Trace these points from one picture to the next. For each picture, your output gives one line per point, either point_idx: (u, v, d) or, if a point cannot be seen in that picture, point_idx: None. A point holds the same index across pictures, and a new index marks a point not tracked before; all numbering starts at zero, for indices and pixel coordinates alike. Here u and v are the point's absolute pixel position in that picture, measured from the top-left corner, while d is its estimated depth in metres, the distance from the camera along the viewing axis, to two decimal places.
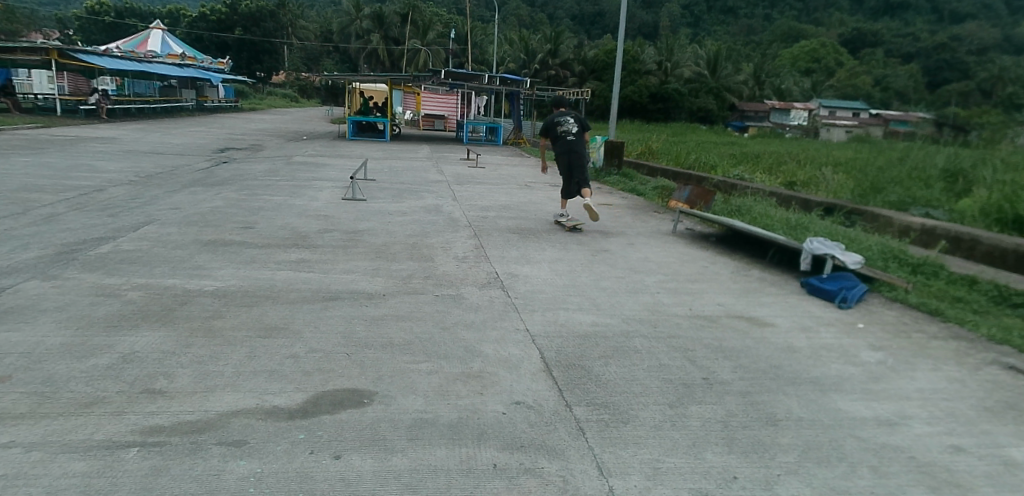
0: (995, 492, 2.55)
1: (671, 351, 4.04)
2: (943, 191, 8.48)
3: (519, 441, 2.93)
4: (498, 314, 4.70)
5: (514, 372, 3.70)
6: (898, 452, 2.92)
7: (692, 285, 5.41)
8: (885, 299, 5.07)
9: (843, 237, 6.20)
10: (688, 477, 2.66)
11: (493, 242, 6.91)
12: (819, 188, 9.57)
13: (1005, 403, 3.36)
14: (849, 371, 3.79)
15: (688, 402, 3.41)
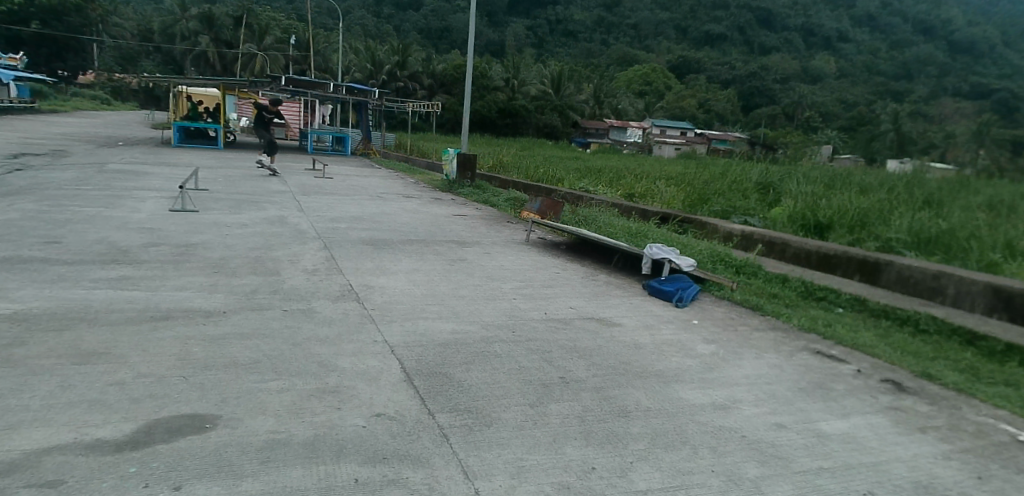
0: (809, 462, 3.01)
1: (530, 353, 4.20)
2: (758, 201, 9.72)
3: (382, 453, 2.88)
4: (353, 326, 4.57)
5: (372, 384, 3.63)
6: (732, 432, 3.31)
7: (546, 291, 5.69)
8: (715, 297, 5.71)
9: (677, 243, 6.91)
10: (550, 472, 2.80)
11: (345, 254, 6.74)
12: (654, 199, 10.54)
13: (814, 383, 3.90)
14: (688, 362, 4.20)
15: (547, 401, 3.57)
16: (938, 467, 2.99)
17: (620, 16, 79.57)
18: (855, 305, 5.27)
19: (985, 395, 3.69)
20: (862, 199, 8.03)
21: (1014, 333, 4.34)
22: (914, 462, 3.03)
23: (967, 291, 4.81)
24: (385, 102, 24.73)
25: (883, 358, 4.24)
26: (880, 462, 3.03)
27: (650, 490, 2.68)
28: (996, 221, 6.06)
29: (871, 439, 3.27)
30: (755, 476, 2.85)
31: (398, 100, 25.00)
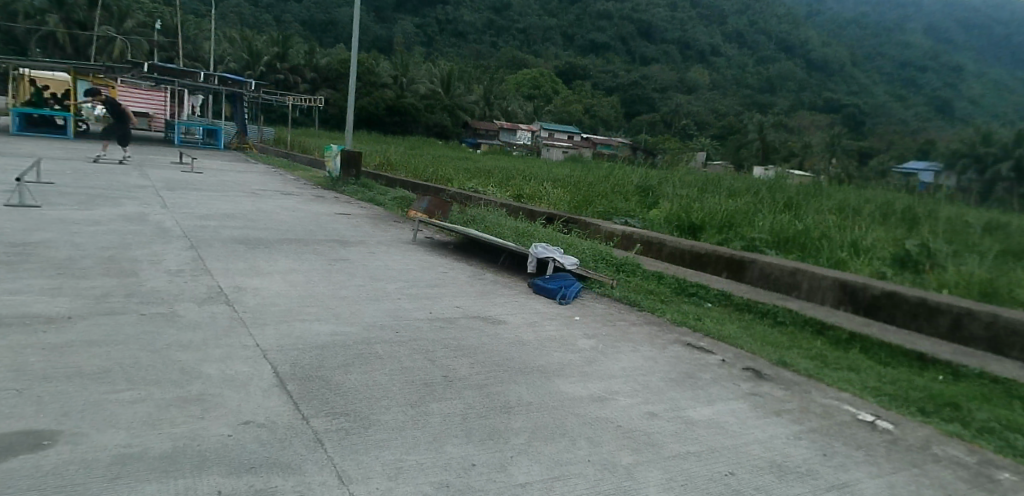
0: (677, 447, 3.21)
1: (413, 353, 4.17)
2: (638, 204, 10.22)
3: (249, 463, 2.73)
4: (222, 330, 4.33)
5: (242, 391, 3.45)
6: (608, 422, 3.45)
7: (431, 290, 5.69)
8: (596, 294, 5.92)
9: (562, 243, 7.14)
10: (429, 471, 2.79)
11: (215, 253, 6.37)
12: (542, 199, 10.87)
13: (683, 373, 4.02)
14: (570, 357, 4.29)
15: (429, 400, 3.55)
16: (790, 447, 3.24)
17: (507, 19, 79.42)
18: (723, 300, 5.56)
19: (830, 378, 3.90)
20: (731, 202, 8.57)
21: (856, 323, 4.73)
22: (770, 443, 3.27)
23: (819, 287, 5.20)
24: (262, 95, 23.70)
25: (744, 349, 4.44)
26: (740, 444, 3.26)
27: (527, 484, 2.75)
28: (843, 221, 6.61)
29: (733, 423, 3.47)
30: (628, 463, 3.01)
31: (278, 94, 24.13)
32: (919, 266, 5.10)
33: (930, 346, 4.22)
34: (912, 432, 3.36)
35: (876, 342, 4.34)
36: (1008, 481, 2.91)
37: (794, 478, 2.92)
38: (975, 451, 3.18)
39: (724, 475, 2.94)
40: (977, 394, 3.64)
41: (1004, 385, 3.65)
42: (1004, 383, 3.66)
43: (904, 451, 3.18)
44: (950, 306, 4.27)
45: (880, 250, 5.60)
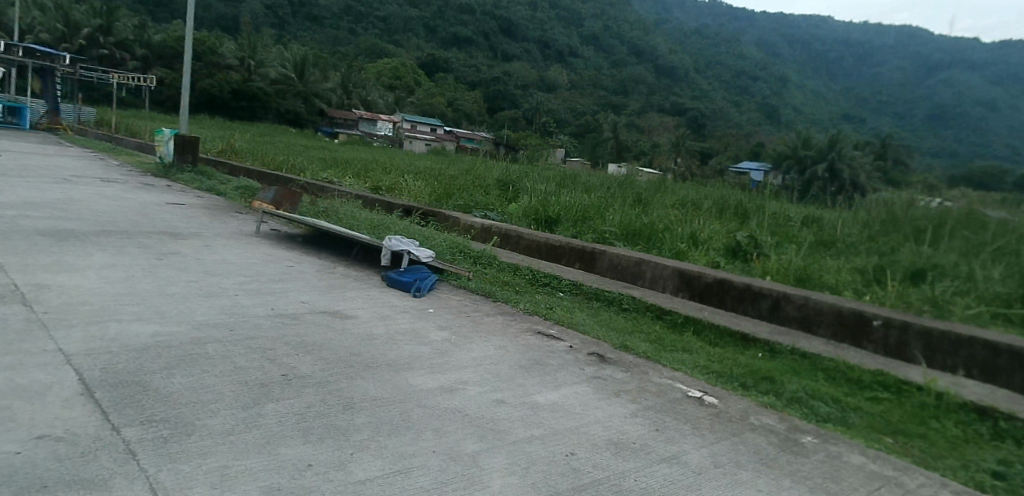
0: (521, 431, 3.28)
1: (250, 352, 3.92)
2: (497, 197, 9.76)
3: (41, 482, 2.31)
4: (16, 333, 3.79)
5: (37, 401, 3.03)
6: (455, 412, 3.42)
7: (275, 285, 5.39)
8: (452, 286, 5.77)
9: (420, 235, 6.98)
10: (259, 476, 2.58)
11: (11, 247, 5.58)
12: (402, 191, 10.74)
13: (533, 360, 4.00)
14: (420, 350, 4.09)
15: (264, 401, 3.33)
16: (628, 424, 3.41)
17: (366, 5, 74.55)
18: (573, 289, 5.59)
19: (666, 360, 4.09)
20: (588, 193, 8.48)
21: (690, 308, 4.96)
22: (610, 422, 3.42)
23: (661, 274, 5.41)
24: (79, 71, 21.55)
25: (589, 333, 4.49)
26: (582, 425, 3.38)
27: (368, 480, 2.65)
28: (686, 214, 6.98)
29: (578, 406, 3.56)
30: (471, 451, 3.03)
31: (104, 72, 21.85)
32: (747, 255, 5.60)
33: (752, 326, 4.55)
34: (734, 405, 3.61)
35: (707, 324, 4.59)
36: (809, 443, 3.28)
37: (630, 454, 3.11)
38: (785, 419, 3.49)
39: (565, 456, 3.06)
40: (790, 367, 3.98)
41: (811, 358, 4.04)
42: (810, 357, 4.04)
43: (727, 423, 3.43)
44: (770, 290, 4.63)
45: (714, 240, 6.04)
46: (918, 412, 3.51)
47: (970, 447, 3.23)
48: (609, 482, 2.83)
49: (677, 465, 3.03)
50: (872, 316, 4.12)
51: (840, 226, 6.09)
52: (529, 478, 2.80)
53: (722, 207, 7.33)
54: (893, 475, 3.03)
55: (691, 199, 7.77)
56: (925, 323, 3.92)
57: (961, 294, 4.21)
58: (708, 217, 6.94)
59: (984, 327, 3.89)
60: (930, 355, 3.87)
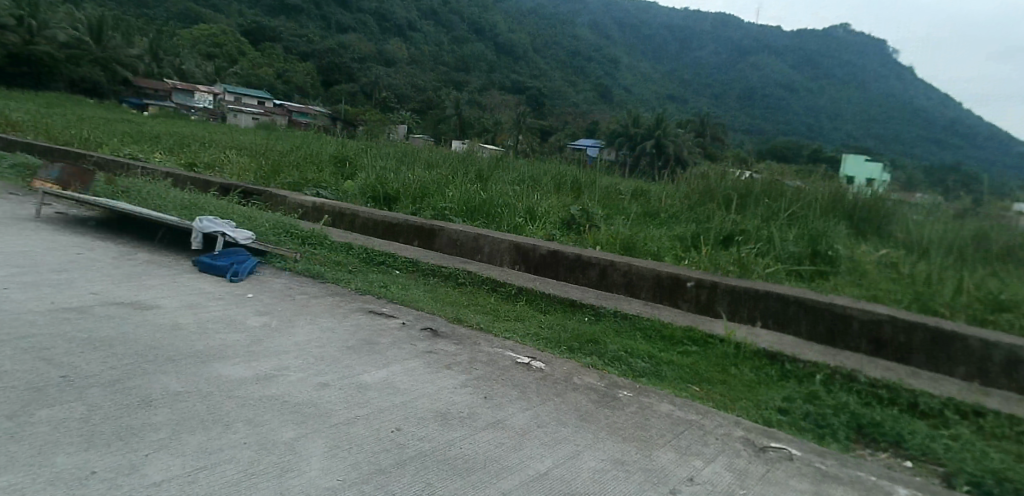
0: (346, 414, 3.07)
1: (18, 354, 3.25)
2: (333, 172, 9.31)
3: None
4: None
5: None
6: (273, 400, 3.11)
7: (56, 276, 4.64)
8: (276, 269, 5.32)
9: (239, 216, 6.39)
10: (23, 491, 2.06)
11: None
12: (224, 169, 9.89)
13: (361, 340, 3.86)
14: (234, 338, 3.76)
15: (36, 408, 2.74)
16: (456, 395, 3.37)
17: None
18: (409, 266, 5.41)
19: (498, 330, 4.15)
20: (429, 169, 8.26)
21: (524, 279, 5.03)
22: (439, 394, 3.35)
23: (498, 249, 5.46)
24: None
25: (425, 309, 4.45)
26: (409, 400, 3.27)
27: (164, 481, 2.26)
28: (527, 189, 7.04)
29: (405, 381, 3.44)
30: (292, 439, 2.74)
31: None
32: (581, 227, 5.79)
33: (580, 293, 4.73)
34: (559, 367, 3.71)
35: (539, 293, 4.69)
36: (625, 397, 3.47)
37: (456, 424, 3.10)
38: (604, 376, 3.67)
39: (391, 432, 2.95)
40: (612, 329, 4.20)
41: (631, 319, 4.27)
42: (631, 318, 4.27)
43: (551, 385, 3.53)
44: (598, 259, 4.86)
45: (551, 214, 6.26)
46: (721, 360, 3.86)
47: (762, 388, 3.61)
48: (435, 455, 2.79)
49: (501, 431, 3.08)
50: (685, 277, 4.46)
51: (665, 196, 6.56)
52: (349, 459, 2.63)
53: (560, 181, 7.48)
54: (695, 418, 3.33)
55: (533, 173, 7.78)
56: (729, 281, 4.32)
57: (761, 255, 4.71)
58: (547, 192, 7.08)
59: (775, 282, 4.38)
60: (733, 309, 4.28)
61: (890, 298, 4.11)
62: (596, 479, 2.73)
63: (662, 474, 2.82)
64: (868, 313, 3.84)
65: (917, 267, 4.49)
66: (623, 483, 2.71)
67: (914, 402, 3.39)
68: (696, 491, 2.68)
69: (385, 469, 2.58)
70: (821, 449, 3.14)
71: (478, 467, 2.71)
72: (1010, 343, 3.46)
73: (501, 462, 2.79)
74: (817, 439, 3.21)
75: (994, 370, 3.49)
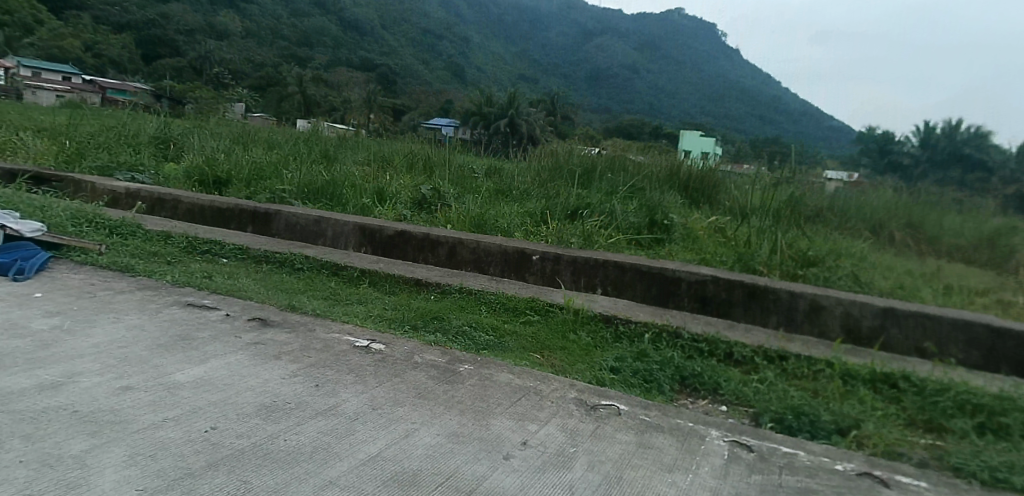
0: (152, 416, 2.74)
1: None
2: (152, 157, 8.62)
3: None
4: None
5: None
6: (60, 410, 2.70)
7: None
8: (75, 264, 4.74)
9: (28, 206, 5.62)
10: None
11: None
12: (17, 153, 8.69)
13: (175, 337, 3.54)
14: (13, 345, 3.28)
15: None
16: (284, 386, 3.14)
17: None
18: (239, 254, 5.06)
19: (337, 314, 3.99)
20: (267, 151, 7.86)
21: (368, 261, 4.88)
22: (263, 387, 3.11)
23: (342, 232, 5.25)
24: None
25: (255, 298, 4.17)
26: (230, 397, 3.00)
27: None
28: (373, 170, 6.90)
29: (226, 377, 3.18)
30: (83, 450, 2.38)
31: None
32: (432, 206, 5.80)
33: (425, 271, 4.70)
34: (399, 348, 3.62)
35: (382, 275, 4.57)
36: (465, 371, 3.45)
37: (281, 416, 2.88)
38: (446, 352, 3.63)
39: (205, 431, 2.66)
40: (457, 306, 4.20)
41: (476, 295, 4.30)
42: (475, 293, 4.30)
43: (389, 365, 3.41)
44: (446, 237, 4.82)
45: (401, 194, 6.19)
46: (561, 327, 3.98)
47: (597, 351, 3.77)
48: (254, 451, 2.55)
49: (332, 417, 2.92)
50: (530, 251, 4.55)
51: (515, 173, 6.71)
52: (153, 465, 2.32)
53: (412, 160, 7.34)
54: (533, 385, 3.38)
55: (381, 153, 7.65)
56: (571, 252, 4.47)
57: (604, 227, 4.92)
58: (396, 174, 6.93)
59: (616, 250, 4.58)
60: (575, 279, 4.43)
61: (717, 261, 4.45)
62: (430, 454, 2.68)
63: (497, 443, 2.83)
64: (695, 274, 4.12)
65: (739, 231, 4.94)
66: (457, 456, 2.68)
67: (729, 352, 3.70)
68: (528, 455, 2.74)
69: (192, 472, 2.30)
70: (646, 403, 3.33)
71: (303, 458, 2.53)
72: (812, 293, 3.91)
73: (330, 449, 2.63)
74: (643, 393, 3.39)
75: (798, 318, 3.94)
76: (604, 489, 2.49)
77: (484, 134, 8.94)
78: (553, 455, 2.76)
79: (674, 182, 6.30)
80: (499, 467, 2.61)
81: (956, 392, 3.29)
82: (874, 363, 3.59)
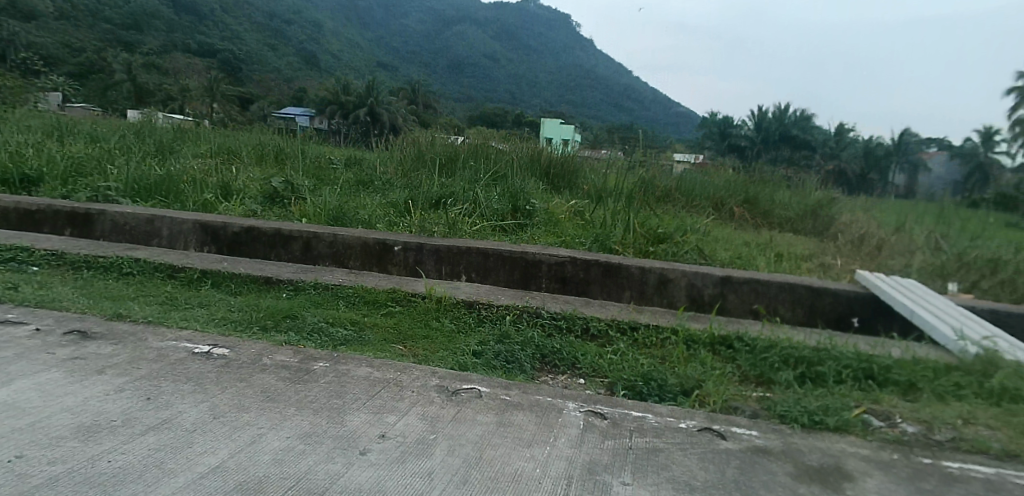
0: None
1: None
2: None
3: None
4: None
5: None
6: None
7: None
8: None
9: None
10: None
11: None
12: None
13: None
14: None
15: None
16: (107, 403, 2.76)
17: None
18: (53, 260, 4.51)
19: (173, 320, 3.66)
20: (89, 145, 7.02)
21: (211, 262, 4.59)
22: (82, 406, 2.72)
23: (180, 231, 4.90)
24: None
25: (72, 309, 3.71)
26: (39, 420, 2.59)
27: None
28: (217, 163, 6.56)
29: (34, 398, 2.76)
30: None
31: None
32: (285, 200, 5.60)
33: (277, 267, 4.53)
34: (245, 351, 3.38)
35: (227, 274, 4.31)
36: (320, 369, 3.26)
37: (104, 436, 2.50)
38: (299, 351, 3.43)
39: (6, 462, 2.25)
40: (312, 302, 4.04)
41: (333, 290, 4.17)
42: (332, 288, 4.17)
43: (233, 370, 3.15)
44: (300, 232, 4.66)
45: (250, 189, 5.92)
46: (423, 315, 3.97)
47: (460, 336, 3.78)
48: (69, 477, 2.20)
49: (167, 431, 2.57)
50: (392, 242, 4.50)
51: (377, 165, 6.63)
52: None
53: (263, 151, 7.13)
54: (392, 376, 3.26)
55: (227, 144, 7.27)
56: (434, 241, 4.48)
57: (469, 215, 5.01)
58: (244, 166, 6.66)
59: (480, 238, 4.67)
60: (437, 267, 4.46)
61: (576, 243, 4.66)
62: (279, 459, 2.45)
63: (353, 439, 2.67)
64: (554, 256, 4.29)
65: (595, 214, 5.18)
66: (309, 457, 2.48)
67: (586, 327, 3.88)
68: (386, 448, 2.61)
69: None
70: (508, 383, 3.35)
71: (131, 480, 2.19)
72: (660, 268, 4.20)
73: (163, 466, 2.31)
74: (505, 374, 3.42)
75: (649, 292, 4.23)
76: (463, 472, 2.45)
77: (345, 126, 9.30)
78: (412, 444, 2.66)
79: (534, 168, 6.29)
80: (354, 463, 2.46)
81: (782, 347, 3.65)
82: (712, 326, 3.92)
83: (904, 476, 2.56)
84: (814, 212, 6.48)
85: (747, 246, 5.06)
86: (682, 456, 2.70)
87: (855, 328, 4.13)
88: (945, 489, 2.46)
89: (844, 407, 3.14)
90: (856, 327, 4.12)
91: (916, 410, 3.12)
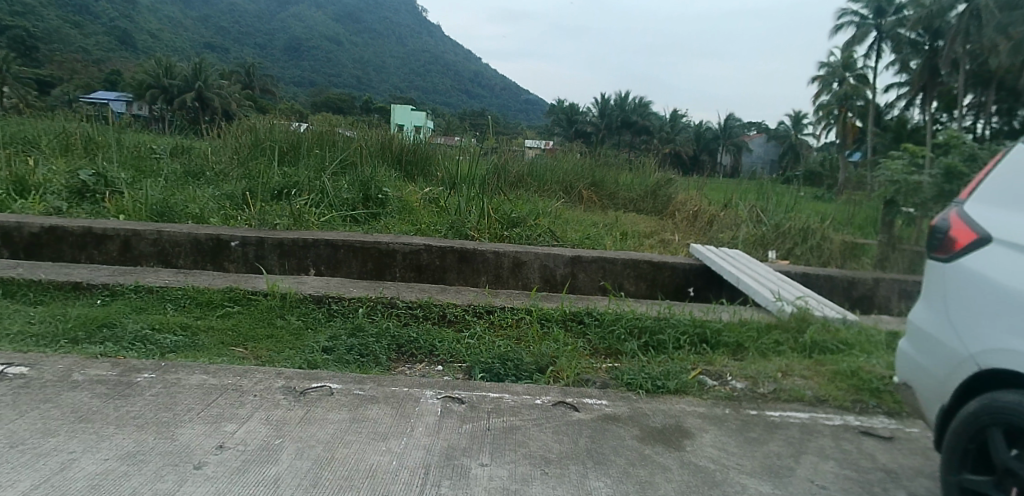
0: None
1: None
2: None
3: None
4: None
5: None
6: None
7: None
8: None
9: None
10: None
11: None
12: None
13: None
14: None
15: None
16: None
17: None
18: None
19: None
20: None
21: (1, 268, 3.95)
22: None
23: None
24: None
25: None
26: None
27: None
28: (7, 154, 5.63)
29: None
30: None
31: None
32: (97, 196, 5.02)
33: (90, 270, 4.03)
34: (48, 368, 2.92)
35: (21, 282, 3.73)
36: (144, 381, 2.91)
37: None
38: (117, 364, 3.05)
39: None
40: (132, 308, 3.63)
41: (158, 292, 3.78)
42: (157, 290, 3.79)
43: (35, 391, 2.71)
44: (116, 230, 4.18)
45: (52, 182, 5.17)
46: (266, 314, 3.72)
47: (309, 333, 3.60)
48: None
49: None
50: (228, 238, 4.21)
51: (213, 155, 6.14)
52: None
53: (67, 141, 6.25)
54: (229, 382, 2.99)
55: (20, 132, 6.28)
56: (276, 235, 4.25)
57: (315, 206, 4.81)
58: (44, 158, 5.79)
59: (328, 229, 4.53)
60: (284, 261, 4.25)
61: (431, 230, 4.66)
62: (94, 485, 2.07)
63: (186, 453, 2.35)
64: (408, 245, 4.27)
65: (450, 199, 5.17)
66: (132, 478, 2.14)
67: (442, 314, 3.88)
68: (225, 459, 2.33)
69: None
70: (361, 377, 3.21)
71: None
72: (514, 252, 4.31)
73: None
74: (359, 369, 3.29)
75: (504, 275, 4.33)
76: (313, 474, 2.26)
77: (167, 112, 8.38)
78: (255, 452, 2.40)
79: (385, 156, 6.23)
80: (187, 479, 2.16)
81: (628, 319, 3.88)
82: (564, 304, 4.09)
83: (736, 428, 2.83)
84: (655, 192, 7.24)
85: (595, 227, 5.34)
86: (538, 431, 2.74)
87: (691, 297, 4.54)
88: (768, 436, 2.75)
89: (683, 370, 3.41)
90: (692, 296, 4.54)
91: (743, 367, 3.46)
